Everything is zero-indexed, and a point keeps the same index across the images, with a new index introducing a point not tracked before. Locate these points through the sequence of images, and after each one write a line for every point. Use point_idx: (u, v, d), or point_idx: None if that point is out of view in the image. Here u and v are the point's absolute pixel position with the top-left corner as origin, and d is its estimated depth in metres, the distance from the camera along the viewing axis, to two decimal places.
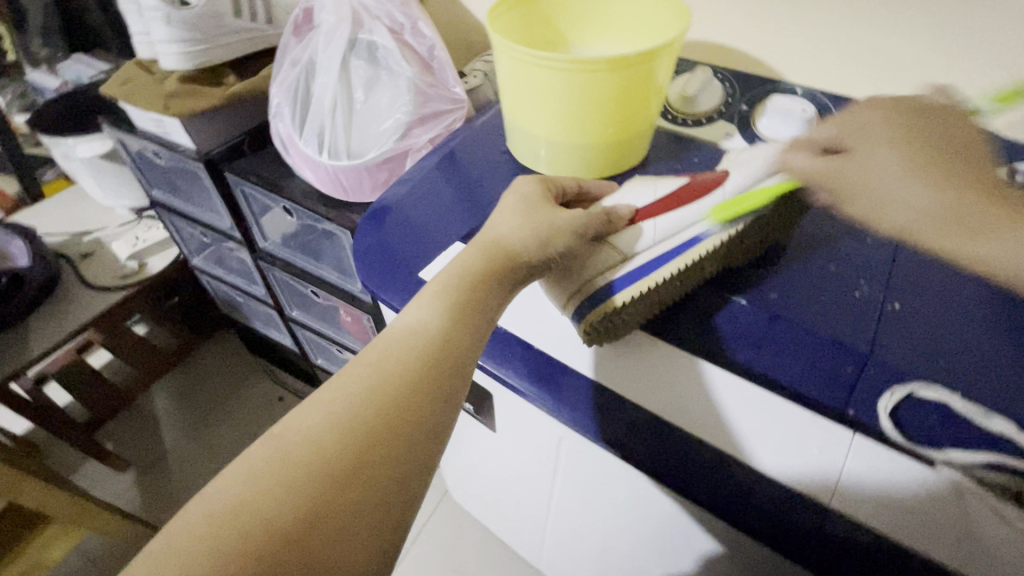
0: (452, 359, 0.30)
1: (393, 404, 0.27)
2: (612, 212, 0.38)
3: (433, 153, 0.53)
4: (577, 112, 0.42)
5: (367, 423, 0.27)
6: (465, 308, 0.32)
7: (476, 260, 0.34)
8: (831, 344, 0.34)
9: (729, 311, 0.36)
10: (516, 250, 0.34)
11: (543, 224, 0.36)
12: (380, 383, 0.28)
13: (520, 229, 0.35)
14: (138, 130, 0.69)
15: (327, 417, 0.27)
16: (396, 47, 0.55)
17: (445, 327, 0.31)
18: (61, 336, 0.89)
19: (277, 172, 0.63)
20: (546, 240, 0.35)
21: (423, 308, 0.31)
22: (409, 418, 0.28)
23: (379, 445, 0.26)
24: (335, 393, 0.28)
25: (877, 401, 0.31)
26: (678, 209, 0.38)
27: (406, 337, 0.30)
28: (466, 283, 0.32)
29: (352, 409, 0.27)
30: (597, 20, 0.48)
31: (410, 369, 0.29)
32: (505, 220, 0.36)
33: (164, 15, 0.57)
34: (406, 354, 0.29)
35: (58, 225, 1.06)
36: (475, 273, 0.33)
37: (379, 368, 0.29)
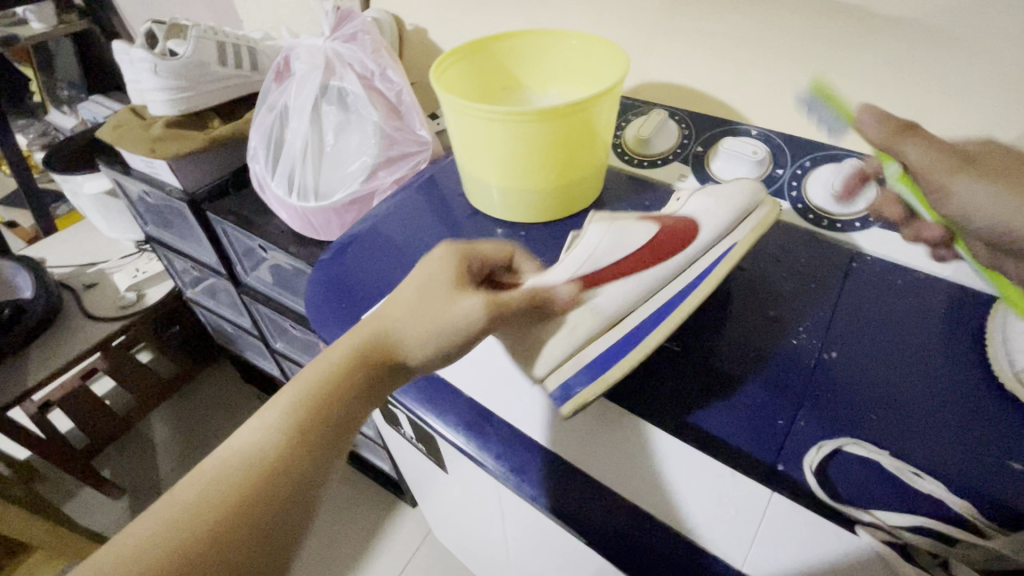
0: (273, 491, 0.30)
1: (188, 547, 0.27)
2: (546, 294, 0.35)
3: (396, 195, 0.54)
4: (522, 158, 0.43)
5: (150, 565, 0.26)
6: (307, 429, 0.31)
7: (339, 366, 0.33)
8: (763, 395, 0.33)
9: (666, 360, 0.36)
10: (394, 344, 0.34)
11: (440, 306, 0.33)
12: (182, 519, 0.28)
13: (413, 313, 0.34)
14: (132, 171, 0.72)
15: (141, 541, 0.27)
16: (365, 93, 0.57)
17: (294, 434, 0.31)
18: (60, 365, 0.92)
19: (256, 211, 0.65)
20: (432, 337, 0.33)
21: (260, 428, 0.31)
22: (230, 542, 0.28)
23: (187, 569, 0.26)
24: (138, 527, 0.27)
25: (805, 455, 0.30)
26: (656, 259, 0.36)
27: (235, 463, 0.30)
28: (315, 397, 0.32)
29: (143, 550, 0.26)
30: (548, 65, 0.49)
31: (239, 486, 0.29)
32: (390, 312, 0.34)
33: (152, 65, 0.60)
34: (222, 485, 0.29)
35: (67, 256, 1.11)
36: (332, 384, 0.32)
37: (200, 496, 0.29)
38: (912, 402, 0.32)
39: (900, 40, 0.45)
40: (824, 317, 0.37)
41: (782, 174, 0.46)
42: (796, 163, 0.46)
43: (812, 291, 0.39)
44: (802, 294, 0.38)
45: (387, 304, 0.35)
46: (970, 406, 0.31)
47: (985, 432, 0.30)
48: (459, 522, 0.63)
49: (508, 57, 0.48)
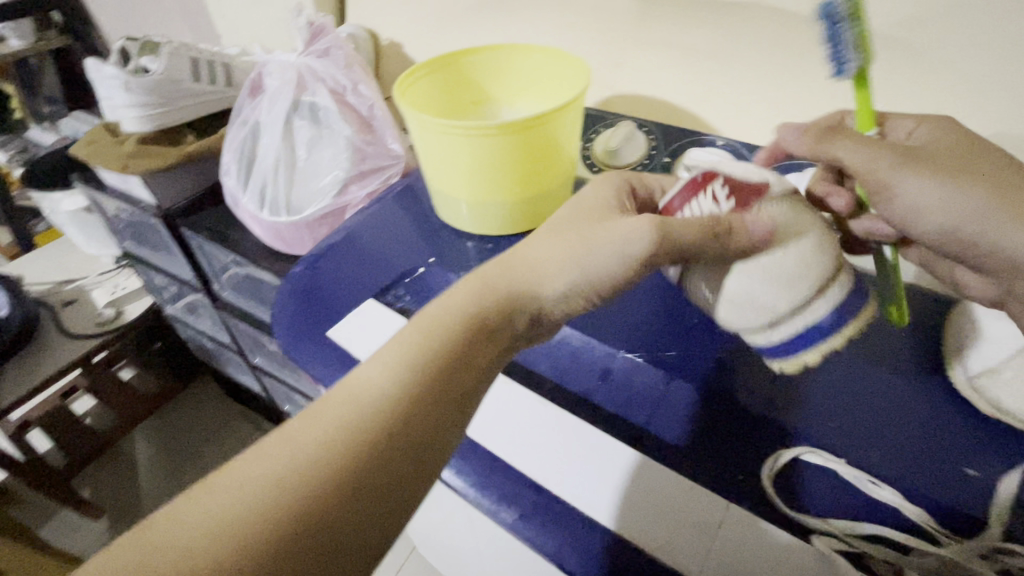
0: (391, 445, 0.27)
1: (315, 496, 0.25)
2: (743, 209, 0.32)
3: (367, 208, 0.54)
4: (488, 172, 0.43)
5: (276, 509, 0.24)
6: (430, 378, 0.28)
7: (486, 306, 0.31)
8: (724, 405, 0.33)
9: (629, 371, 0.36)
10: (528, 287, 0.32)
11: (589, 237, 0.31)
12: (303, 463, 0.25)
13: (555, 260, 0.31)
14: (107, 188, 0.72)
15: (268, 477, 0.25)
16: (336, 107, 0.57)
17: (403, 390, 0.28)
18: (36, 383, 0.90)
19: (231, 227, 0.65)
20: (565, 284, 0.31)
21: (385, 373, 0.28)
22: (358, 490, 0.26)
23: (323, 511, 0.25)
24: (255, 466, 0.25)
25: (763, 465, 0.30)
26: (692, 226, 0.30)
27: (355, 408, 0.27)
28: (448, 339, 0.29)
29: (263, 493, 0.24)
30: (515, 79, 0.50)
31: (360, 435, 0.27)
32: (536, 254, 0.32)
33: (123, 82, 0.60)
34: (343, 432, 0.26)
35: (46, 273, 1.09)
36: (467, 326, 0.30)
37: (317, 442, 0.26)
38: (871, 410, 0.32)
39: None
40: None
41: None
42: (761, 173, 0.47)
43: None
44: None
45: (532, 247, 0.33)
46: (927, 413, 0.32)
47: (942, 438, 0.30)
48: (439, 539, 0.62)
49: (475, 71, 0.49)
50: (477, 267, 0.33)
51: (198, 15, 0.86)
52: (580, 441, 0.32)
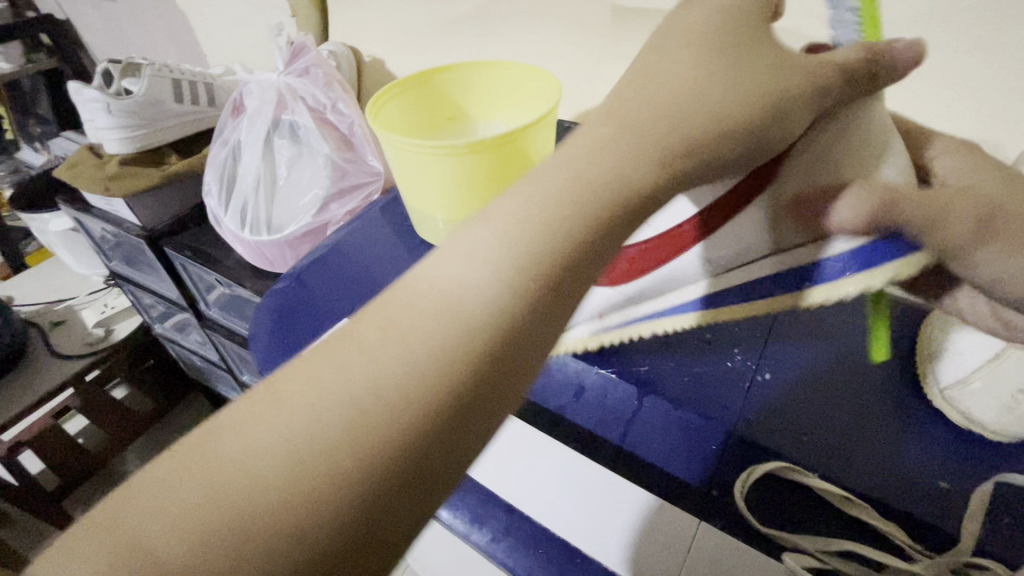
0: (508, 347, 0.20)
1: (416, 409, 0.18)
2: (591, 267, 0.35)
3: (348, 225, 0.55)
4: (461, 191, 0.43)
5: (365, 429, 0.18)
6: (559, 259, 0.20)
7: (641, 148, 0.22)
8: (697, 420, 0.33)
9: (602, 386, 0.35)
10: (691, 125, 0.22)
11: (748, 78, 0.23)
12: (393, 371, 0.19)
13: (704, 100, 0.22)
14: (92, 210, 0.73)
15: (312, 390, 0.18)
16: (316, 126, 0.57)
17: (491, 277, 0.20)
18: (26, 404, 0.90)
19: (214, 246, 0.66)
20: (746, 119, 0.23)
21: (492, 259, 0.20)
22: (433, 397, 0.18)
23: (384, 428, 0.18)
24: (326, 376, 0.19)
25: (735, 481, 0.30)
26: (734, 223, 0.30)
27: (455, 306, 0.20)
28: (589, 204, 0.21)
29: (343, 411, 0.18)
30: (490, 95, 0.50)
31: (433, 336, 0.19)
32: (679, 84, 0.23)
33: (104, 105, 0.60)
34: (449, 332, 0.19)
35: (37, 293, 1.10)
36: (612, 187, 0.21)
37: (408, 346, 0.19)
38: (842, 423, 0.32)
39: None
40: (758, 338, 0.37)
41: None
42: None
43: None
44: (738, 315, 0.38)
45: (678, 74, 0.23)
46: (897, 424, 0.31)
47: (911, 451, 0.30)
48: None
49: (449, 89, 0.49)
50: (606, 113, 0.23)
51: (182, 35, 0.87)
52: (551, 461, 0.32)
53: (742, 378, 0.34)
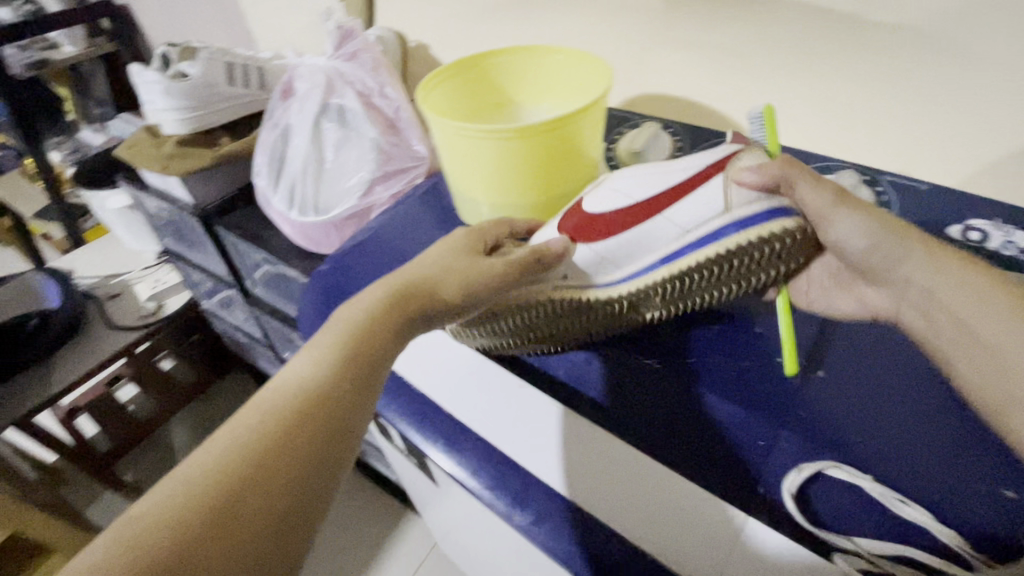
0: (340, 406, 0.29)
1: (273, 454, 0.26)
2: (543, 253, 0.35)
3: (392, 208, 0.55)
4: (508, 175, 0.43)
5: (237, 474, 0.25)
6: (357, 355, 0.31)
7: (383, 298, 0.33)
8: (744, 417, 0.32)
9: (639, 380, 0.36)
10: (430, 290, 0.34)
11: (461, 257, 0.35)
12: (253, 437, 0.27)
13: (449, 266, 0.35)
14: (148, 188, 0.76)
15: (211, 454, 0.26)
16: (363, 109, 0.58)
17: (326, 368, 0.30)
18: (83, 371, 0.96)
19: (262, 225, 0.68)
20: (471, 278, 0.34)
21: (311, 361, 0.30)
22: (299, 442, 0.27)
23: (268, 465, 0.26)
24: (205, 454, 0.26)
25: (785, 478, 0.30)
26: (689, 197, 0.34)
27: (294, 392, 0.29)
28: (385, 322, 0.32)
29: (217, 467, 0.25)
30: (538, 80, 0.50)
31: (289, 404, 0.28)
32: (424, 265, 0.35)
33: (164, 87, 0.63)
34: (288, 407, 0.28)
35: (95, 267, 1.16)
36: (373, 316, 0.32)
37: (262, 420, 0.28)
38: (899, 425, 0.31)
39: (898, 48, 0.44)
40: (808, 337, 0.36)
41: None
42: None
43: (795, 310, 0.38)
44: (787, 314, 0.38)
45: (412, 264, 0.36)
46: (960, 424, 0.30)
47: (976, 453, 0.29)
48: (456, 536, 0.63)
49: (497, 73, 0.49)
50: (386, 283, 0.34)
51: (235, 20, 0.89)
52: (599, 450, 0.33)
53: (790, 375, 0.34)
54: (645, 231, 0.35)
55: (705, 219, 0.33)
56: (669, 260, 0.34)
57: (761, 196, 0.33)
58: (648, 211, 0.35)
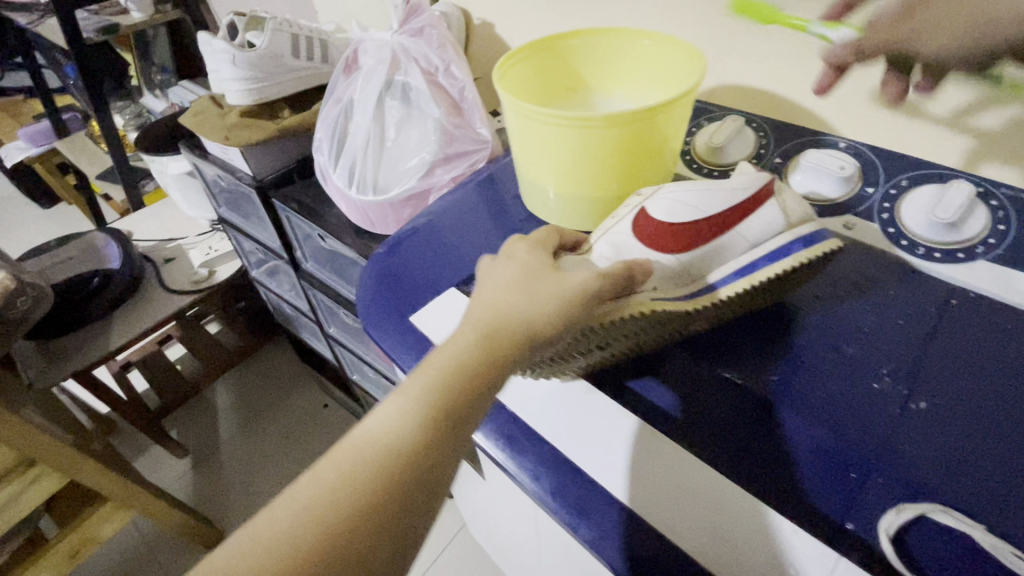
0: (415, 483, 0.25)
1: (337, 544, 0.23)
2: (635, 267, 0.31)
3: (452, 192, 0.54)
4: (583, 165, 0.40)
5: (303, 557, 0.22)
6: (442, 418, 0.26)
7: (474, 339, 0.28)
8: (834, 444, 0.30)
9: (723, 391, 0.34)
10: (521, 330, 0.28)
11: (551, 291, 0.29)
12: (317, 515, 0.23)
13: (536, 305, 0.28)
14: (209, 157, 0.77)
15: (277, 522, 0.23)
16: (428, 88, 0.57)
17: (410, 437, 0.25)
18: (137, 331, 0.99)
19: (318, 201, 0.67)
20: (565, 316, 0.28)
21: (391, 418, 0.26)
22: (374, 524, 0.24)
23: (341, 548, 0.23)
24: (264, 525, 0.23)
25: (881, 517, 0.28)
26: (756, 214, 0.33)
27: (368, 459, 0.25)
28: (466, 378, 0.27)
29: (281, 546, 0.22)
30: (617, 66, 0.47)
31: (366, 474, 0.24)
32: (511, 292, 0.29)
33: (231, 57, 0.63)
34: (362, 481, 0.24)
35: (153, 231, 1.20)
36: (467, 367, 0.27)
37: (330, 493, 0.24)
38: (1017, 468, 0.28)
39: None
40: (912, 358, 0.33)
41: (872, 194, 0.42)
42: (889, 182, 0.42)
43: (898, 326, 0.34)
44: (889, 329, 0.34)
45: (494, 288, 0.29)
46: None
47: None
48: (492, 524, 0.63)
49: (573, 56, 0.47)
50: (470, 320, 0.29)
51: None
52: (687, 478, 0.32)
53: (891, 401, 0.31)
54: (717, 246, 0.33)
55: (771, 235, 0.33)
56: (744, 273, 0.32)
57: (808, 214, 0.34)
58: (718, 228, 0.33)
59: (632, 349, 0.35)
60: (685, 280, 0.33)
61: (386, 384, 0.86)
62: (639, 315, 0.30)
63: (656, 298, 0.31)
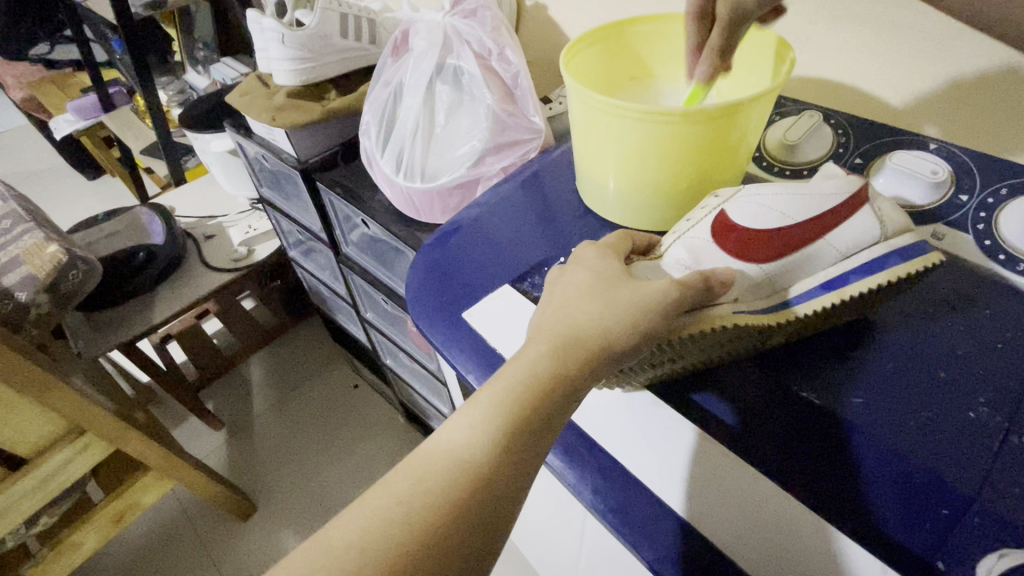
0: (491, 490, 0.27)
1: (420, 540, 0.26)
2: (712, 277, 0.31)
3: (503, 182, 0.52)
4: (651, 161, 0.38)
5: (399, 546, 0.26)
6: (515, 431, 0.28)
7: (548, 354, 0.29)
8: (925, 478, 0.28)
9: (796, 408, 0.31)
10: (595, 344, 0.29)
11: (624, 302, 0.30)
12: (403, 512, 0.26)
13: (608, 316, 0.30)
14: (254, 137, 0.76)
15: (377, 510, 0.27)
16: (481, 73, 0.55)
17: (490, 446, 0.28)
18: (179, 306, 1.01)
19: (362, 186, 0.67)
20: (640, 327, 0.29)
21: (473, 425, 0.28)
22: (460, 521, 0.27)
23: (433, 542, 0.26)
24: (357, 518, 0.26)
25: (979, 562, 0.26)
26: (848, 221, 0.32)
27: (445, 467, 0.28)
28: (542, 390, 0.29)
29: (383, 534, 0.26)
30: (688, 53, 0.44)
31: (451, 476, 0.27)
32: (583, 304, 0.31)
33: (280, 36, 0.62)
34: (441, 487, 0.27)
35: (194, 207, 1.22)
36: (537, 383, 0.29)
37: (418, 494, 0.27)
38: None
39: None
40: (1013, 389, 0.30)
41: (966, 202, 0.38)
42: (986, 189, 0.38)
43: (996, 352, 0.31)
44: (987, 356, 0.31)
45: (566, 301, 0.31)
46: None
47: None
48: (527, 521, 0.62)
49: (640, 42, 0.44)
50: (545, 332, 0.30)
51: None
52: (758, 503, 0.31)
53: (987, 433, 0.28)
54: (805, 254, 0.32)
55: (865, 245, 0.32)
56: (833, 287, 0.31)
57: (905, 225, 0.33)
58: (807, 235, 0.32)
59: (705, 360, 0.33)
60: (772, 289, 0.32)
61: (421, 371, 0.86)
62: (714, 329, 0.30)
63: (738, 310, 0.31)
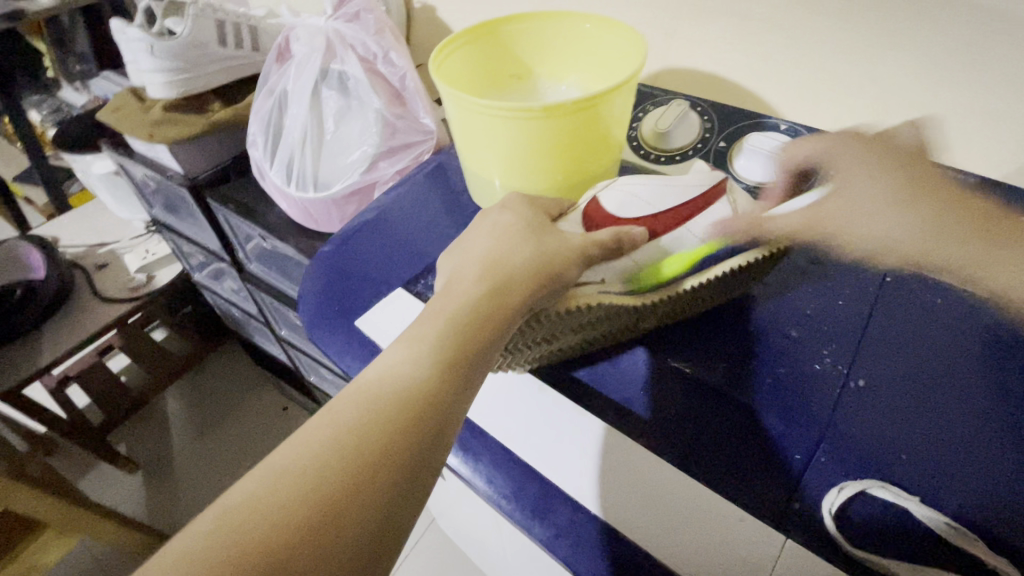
0: (432, 419, 0.26)
1: (368, 458, 0.24)
2: (623, 237, 0.33)
3: (396, 186, 0.52)
4: (526, 157, 0.39)
5: (341, 473, 0.24)
6: (455, 359, 0.28)
7: (462, 291, 0.30)
8: (779, 430, 0.31)
9: (667, 379, 0.34)
10: (492, 278, 0.30)
11: (506, 273, 0.31)
12: (345, 439, 0.25)
13: (504, 265, 0.31)
14: (134, 154, 0.71)
15: (318, 441, 0.24)
16: (366, 77, 0.54)
17: (431, 378, 0.27)
18: (70, 344, 0.92)
19: (256, 200, 0.64)
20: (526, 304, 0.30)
21: (414, 358, 0.27)
22: (400, 443, 0.25)
23: (380, 466, 0.24)
24: (302, 447, 0.24)
25: (824, 495, 0.28)
26: (709, 208, 0.35)
27: (388, 393, 0.26)
28: (461, 319, 0.29)
29: (326, 460, 0.24)
30: (561, 50, 0.46)
31: (393, 402, 0.26)
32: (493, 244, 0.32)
33: (148, 45, 0.57)
34: (381, 413, 0.25)
35: (84, 234, 1.12)
36: (467, 316, 0.29)
37: (358, 422, 0.25)
38: (948, 439, 0.29)
39: (953, 25, 0.39)
40: (851, 339, 0.33)
41: None
42: None
43: (838, 308, 0.35)
44: (831, 314, 0.35)
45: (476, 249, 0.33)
46: (1000, 441, 0.28)
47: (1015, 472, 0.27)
48: (460, 519, 0.63)
49: (515, 41, 0.45)
50: (463, 279, 0.31)
51: None
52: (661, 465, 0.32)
53: (829, 384, 0.32)
54: (672, 238, 0.34)
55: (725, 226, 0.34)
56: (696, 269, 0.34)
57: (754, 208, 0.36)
58: (672, 221, 0.35)
59: (598, 342, 0.36)
60: (645, 271, 0.34)
61: (343, 384, 0.84)
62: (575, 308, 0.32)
63: (604, 291, 0.33)
